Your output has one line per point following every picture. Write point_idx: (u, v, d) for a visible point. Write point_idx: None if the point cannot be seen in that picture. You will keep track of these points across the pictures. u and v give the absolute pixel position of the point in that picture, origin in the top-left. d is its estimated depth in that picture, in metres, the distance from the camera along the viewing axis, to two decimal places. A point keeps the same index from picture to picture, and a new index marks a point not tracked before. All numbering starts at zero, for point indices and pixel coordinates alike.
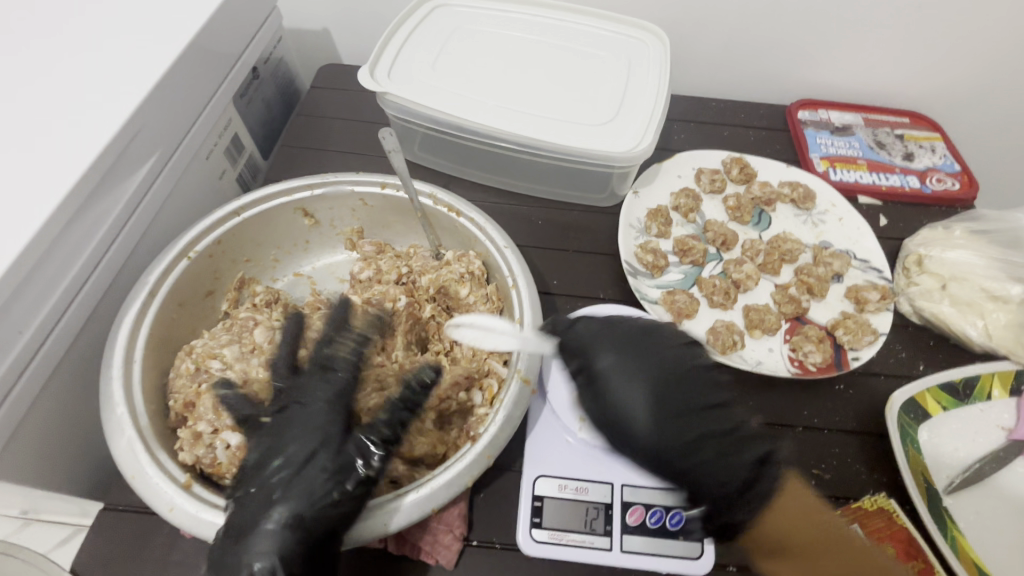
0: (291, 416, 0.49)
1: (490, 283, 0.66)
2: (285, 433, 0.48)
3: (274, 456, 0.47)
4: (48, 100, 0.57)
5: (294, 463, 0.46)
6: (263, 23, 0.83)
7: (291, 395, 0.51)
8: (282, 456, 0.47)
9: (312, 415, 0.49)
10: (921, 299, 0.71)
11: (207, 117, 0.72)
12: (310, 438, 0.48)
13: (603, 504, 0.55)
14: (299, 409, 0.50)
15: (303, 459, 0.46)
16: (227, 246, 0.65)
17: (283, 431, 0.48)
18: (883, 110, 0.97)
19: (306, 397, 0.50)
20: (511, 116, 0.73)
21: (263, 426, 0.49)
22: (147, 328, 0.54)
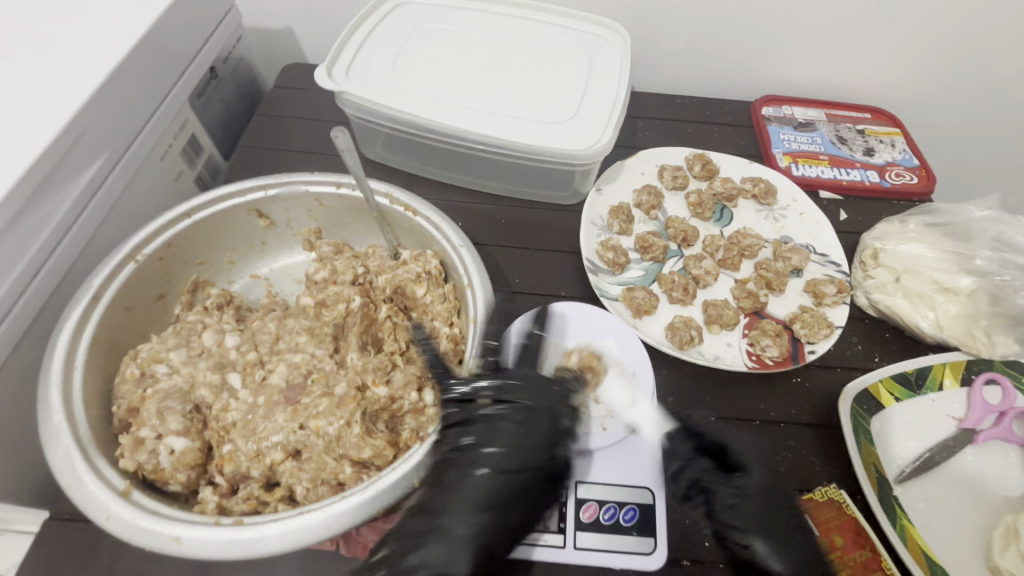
0: (541, 401, 0.54)
1: (447, 283, 0.66)
2: (502, 425, 0.52)
3: (496, 442, 0.51)
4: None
5: (528, 451, 0.51)
6: (220, 21, 0.81)
7: (519, 391, 0.54)
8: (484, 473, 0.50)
9: (540, 414, 0.54)
10: (876, 292, 0.72)
11: (161, 117, 0.71)
12: (538, 433, 0.52)
13: (557, 502, 0.55)
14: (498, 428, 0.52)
15: (546, 449, 0.52)
16: (178, 249, 0.64)
17: (525, 424, 0.53)
18: (845, 106, 0.98)
19: (514, 392, 0.54)
20: (470, 114, 0.73)
21: (485, 421, 0.53)
22: (90, 333, 0.53)
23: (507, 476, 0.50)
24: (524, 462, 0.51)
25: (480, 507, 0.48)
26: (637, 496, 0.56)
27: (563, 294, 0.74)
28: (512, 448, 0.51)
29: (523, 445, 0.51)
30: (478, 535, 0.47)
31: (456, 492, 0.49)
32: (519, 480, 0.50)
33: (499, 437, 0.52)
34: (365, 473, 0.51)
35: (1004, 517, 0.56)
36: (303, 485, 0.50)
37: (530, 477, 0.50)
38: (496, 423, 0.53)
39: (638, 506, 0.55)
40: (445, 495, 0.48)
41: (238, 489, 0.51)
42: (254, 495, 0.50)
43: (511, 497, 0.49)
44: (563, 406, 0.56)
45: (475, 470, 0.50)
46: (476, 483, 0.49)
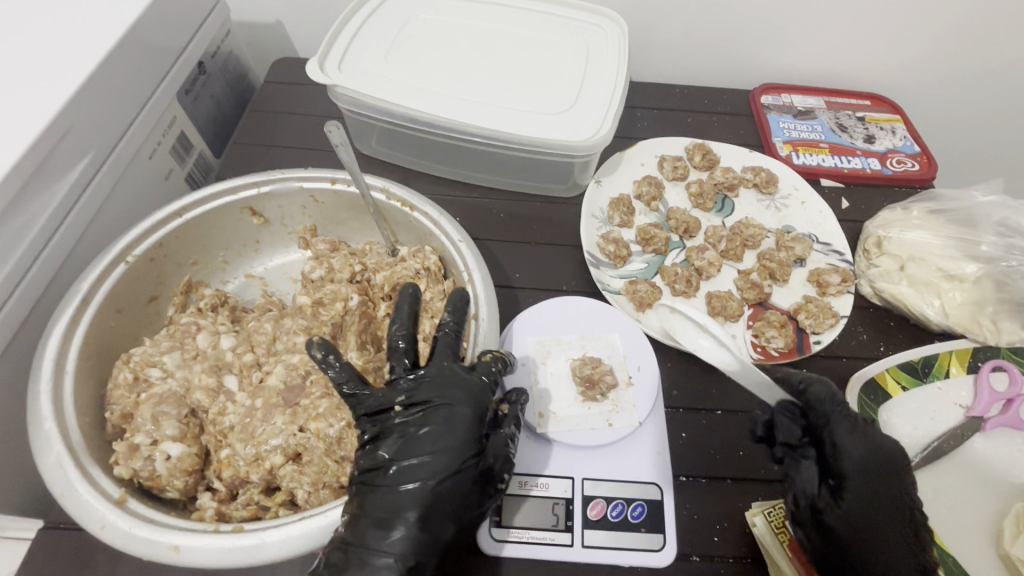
0: (464, 399, 0.48)
1: (447, 279, 0.65)
2: (429, 429, 0.47)
3: (420, 450, 0.46)
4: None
5: (449, 457, 0.46)
6: (207, 15, 0.79)
7: (428, 389, 0.49)
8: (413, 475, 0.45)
9: (457, 413, 0.48)
10: (881, 281, 0.71)
11: (149, 114, 0.69)
12: (455, 437, 0.47)
13: (564, 500, 0.54)
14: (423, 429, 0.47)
15: (455, 455, 0.46)
16: (170, 249, 0.62)
17: (450, 426, 0.47)
18: (844, 93, 0.97)
19: (437, 392, 0.48)
20: (466, 106, 0.72)
21: (411, 425, 0.47)
22: (81, 337, 0.52)
23: (432, 488, 0.45)
24: (445, 470, 0.45)
25: (401, 523, 0.43)
26: (644, 492, 0.55)
27: (565, 289, 0.72)
28: (433, 456, 0.46)
29: (442, 450, 0.46)
30: (409, 554, 0.43)
31: (383, 507, 0.44)
32: (452, 491, 0.45)
33: (426, 442, 0.46)
34: None
35: (1015, 505, 0.56)
36: (303, 489, 0.48)
37: (467, 486, 0.46)
38: (413, 426, 0.47)
39: (646, 502, 0.54)
40: (364, 509, 0.44)
41: (237, 494, 0.49)
42: (254, 500, 0.49)
43: (438, 509, 0.44)
44: (484, 395, 0.49)
45: (400, 481, 0.45)
46: (403, 494, 0.44)
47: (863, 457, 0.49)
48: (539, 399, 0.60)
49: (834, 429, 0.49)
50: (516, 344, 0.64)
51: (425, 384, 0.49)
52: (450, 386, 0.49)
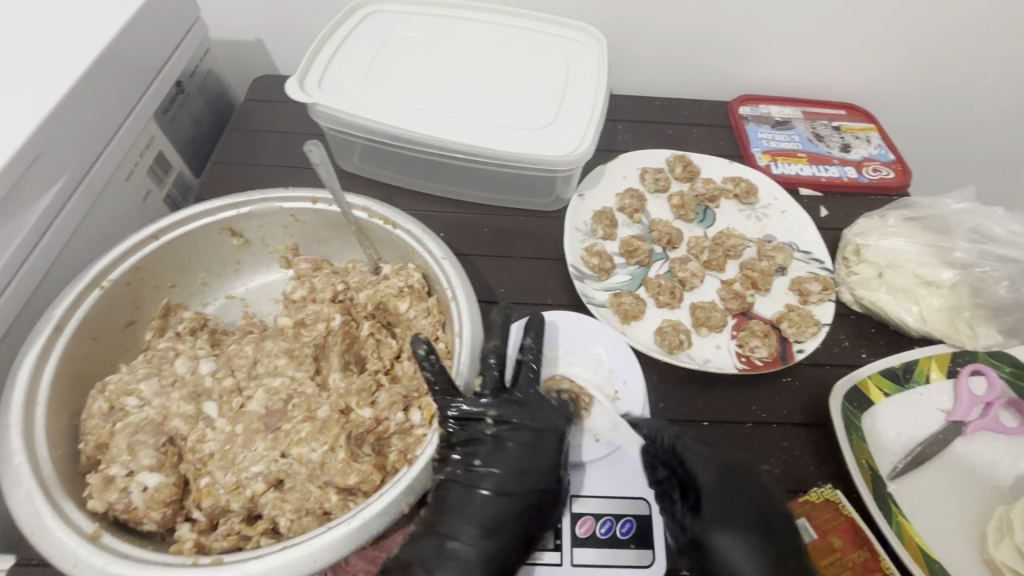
0: (543, 425, 0.54)
1: (431, 296, 0.65)
2: (511, 447, 0.53)
3: (498, 468, 0.52)
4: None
5: (528, 476, 0.52)
6: (186, 34, 0.79)
7: (518, 414, 0.54)
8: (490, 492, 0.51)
9: (544, 439, 0.53)
10: (861, 288, 0.72)
11: (126, 135, 0.68)
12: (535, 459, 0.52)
13: (553, 518, 0.54)
14: (507, 450, 0.53)
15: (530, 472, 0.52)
16: (147, 273, 0.61)
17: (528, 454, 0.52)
18: (820, 103, 0.99)
19: (532, 420, 0.54)
20: (447, 122, 0.72)
21: (493, 441, 0.53)
22: (53, 366, 0.50)
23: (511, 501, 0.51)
24: (525, 492, 0.51)
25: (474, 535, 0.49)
26: (633, 507, 0.54)
27: (550, 302, 0.72)
28: (510, 476, 0.52)
29: (522, 472, 0.52)
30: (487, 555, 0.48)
31: (466, 507, 0.50)
32: (524, 507, 0.50)
33: (522, 465, 0.52)
34: (351, 500, 0.48)
35: (997, 508, 0.56)
36: (286, 517, 0.47)
37: (529, 505, 0.51)
38: (495, 443, 0.53)
39: (635, 517, 0.54)
40: (448, 525, 0.49)
41: (218, 524, 0.48)
42: (235, 530, 0.47)
43: (515, 521, 0.50)
44: (562, 425, 0.55)
45: (476, 488, 0.51)
46: (483, 507, 0.50)
47: (710, 470, 0.54)
48: None
49: (679, 450, 0.55)
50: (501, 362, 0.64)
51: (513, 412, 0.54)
52: (539, 414, 0.55)
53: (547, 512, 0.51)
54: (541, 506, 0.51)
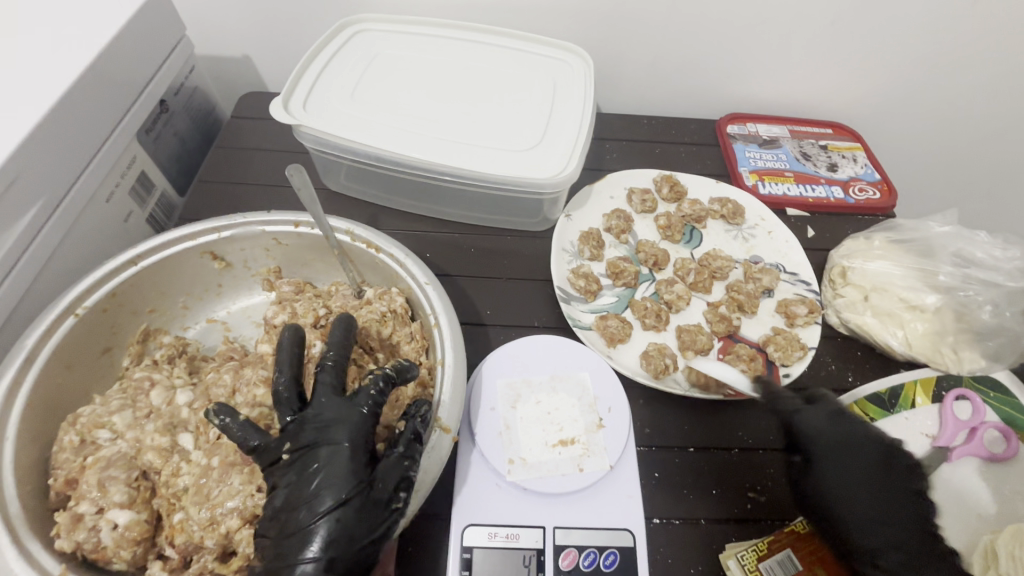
0: (354, 429, 0.48)
1: (415, 320, 0.64)
2: (314, 463, 0.46)
3: (318, 477, 0.45)
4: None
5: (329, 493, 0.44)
6: (171, 52, 0.78)
7: (310, 431, 0.48)
8: (317, 504, 0.44)
9: (338, 448, 0.47)
10: (847, 311, 0.72)
11: (106, 155, 0.67)
12: (354, 465, 0.46)
13: (535, 550, 0.53)
14: (312, 462, 0.46)
15: (350, 477, 0.45)
16: (125, 298, 0.60)
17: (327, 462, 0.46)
18: (807, 122, 0.99)
19: (320, 430, 0.48)
20: (432, 144, 0.71)
21: (318, 454, 0.47)
22: (24, 398, 0.49)
23: (326, 518, 0.43)
24: (338, 498, 0.44)
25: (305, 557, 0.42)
26: (616, 539, 0.54)
27: (536, 325, 0.72)
28: (331, 485, 0.45)
29: (336, 479, 0.45)
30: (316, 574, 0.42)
31: (292, 530, 0.44)
32: (340, 517, 0.44)
33: (312, 484, 0.45)
34: None
35: (983, 538, 0.56)
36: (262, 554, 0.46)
37: (356, 519, 0.44)
38: (315, 456, 0.46)
39: (619, 549, 0.53)
40: (277, 548, 0.43)
41: (191, 561, 0.47)
42: (208, 568, 0.46)
43: (335, 537, 0.43)
44: (346, 429, 0.48)
45: (317, 499, 0.44)
46: (315, 526, 0.43)
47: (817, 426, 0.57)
48: (508, 443, 0.58)
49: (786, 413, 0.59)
50: (485, 387, 0.62)
51: (328, 417, 0.48)
52: (333, 423, 0.48)
53: (380, 515, 0.45)
54: (371, 508, 0.45)
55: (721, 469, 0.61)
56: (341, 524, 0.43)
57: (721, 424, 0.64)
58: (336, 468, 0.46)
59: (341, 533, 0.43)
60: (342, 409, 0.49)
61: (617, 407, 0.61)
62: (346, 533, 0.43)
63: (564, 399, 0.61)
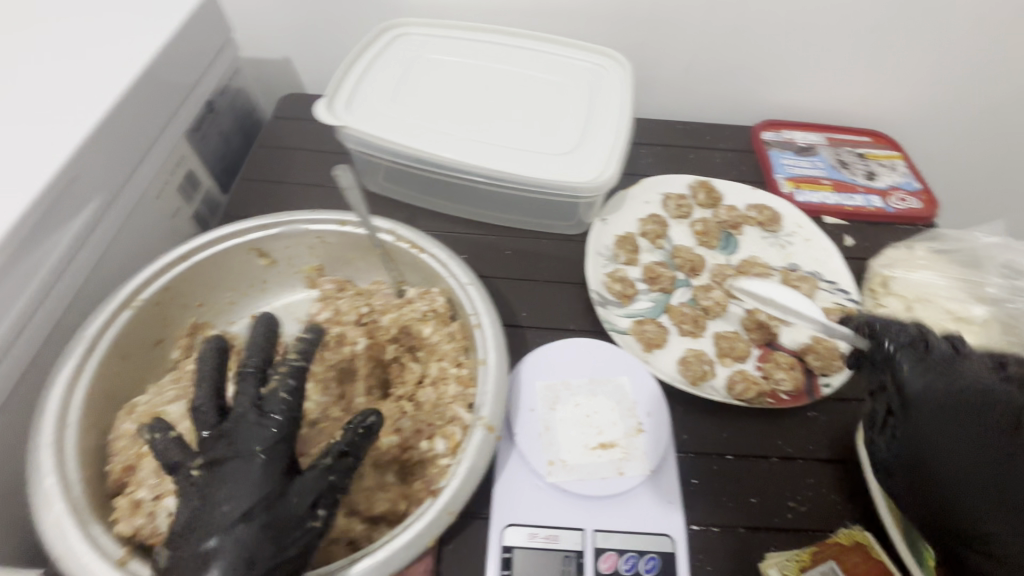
0: (271, 445, 0.46)
1: (455, 321, 0.64)
2: (247, 472, 0.45)
3: (225, 491, 0.44)
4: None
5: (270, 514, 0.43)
6: (217, 54, 0.80)
7: (241, 442, 0.46)
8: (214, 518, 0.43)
9: (249, 462, 0.45)
10: (888, 321, 0.71)
11: (157, 153, 0.70)
12: (269, 479, 0.45)
13: (575, 552, 0.53)
14: (231, 477, 0.45)
15: (263, 489, 0.44)
16: (176, 292, 0.62)
17: (240, 475, 0.45)
18: (844, 130, 0.98)
19: (235, 444, 0.46)
20: (472, 146, 0.72)
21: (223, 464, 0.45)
22: (85, 386, 0.51)
23: (240, 531, 0.42)
24: (247, 513, 0.43)
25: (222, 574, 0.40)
26: (657, 544, 0.53)
27: (572, 328, 0.72)
28: (234, 501, 0.43)
29: (240, 496, 0.43)
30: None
31: (249, 545, 0.42)
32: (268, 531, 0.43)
33: (219, 497, 0.43)
34: (377, 529, 0.50)
35: None
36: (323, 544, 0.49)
37: (268, 534, 0.43)
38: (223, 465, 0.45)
39: (659, 554, 0.53)
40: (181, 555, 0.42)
41: None
42: None
43: (267, 551, 0.42)
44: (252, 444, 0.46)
45: (219, 514, 0.43)
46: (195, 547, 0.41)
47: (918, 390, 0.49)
48: (548, 445, 0.59)
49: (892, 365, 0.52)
50: (524, 388, 0.63)
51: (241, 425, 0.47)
52: (243, 436, 0.46)
53: (289, 536, 0.44)
54: (282, 530, 0.43)
55: (760, 478, 0.60)
56: (251, 543, 0.42)
57: (755, 432, 0.64)
58: (269, 484, 0.45)
59: (246, 552, 0.41)
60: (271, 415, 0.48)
61: (654, 412, 0.61)
62: (238, 552, 0.41)
63: (601, 402, 0.61)
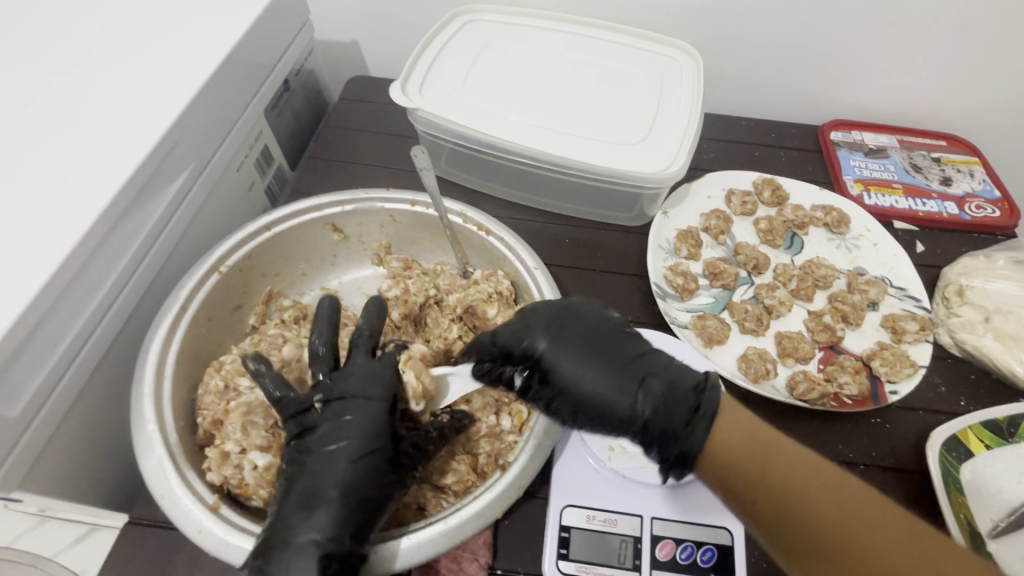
0: (375, 408, 0.50)
1: (517, 304, 0.66)
2: (350, 425, 0.49)
3: (336, 437, 0.48)
4: (76, 111, 0.57)
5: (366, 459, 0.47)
6: (297, 35, 0.83)
7: (349, 385, 0.51)
8: (336, 450, 0.48)
9: (372, 406, 0.50)
10: (963, 331, 0.69)
11: (241, 128, 0.73)
12: (373, 435, 0.49)
13: (632, 537, 0.54)
14: (344, 413, 0.50)
15: (366, 442, 0.48)
16: (257, 261, 0.65)
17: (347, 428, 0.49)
18: (919, 133, 0.94)
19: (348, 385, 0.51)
20: (541, 134, 0.73)
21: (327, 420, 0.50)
22: (178, 342, 0.55)
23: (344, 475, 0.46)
24: (357, 452, 0.47)
25: (325, 505, 0.45)
26: (715, 536, 0.54)
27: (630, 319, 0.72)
28: (348, 441, 0.48)
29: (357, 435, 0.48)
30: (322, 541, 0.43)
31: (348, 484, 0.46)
32: (365, 481, 0.47)
33: (334, 440, 0.48)
34: (443, 498, 0.53)
35: None
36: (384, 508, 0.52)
37: (368, 481, 0.47)
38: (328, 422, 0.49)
39: (716, 546, 0.53)
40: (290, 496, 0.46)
41: None
42: None
43: (366, 501, 0.46)
44: (377, 386, 0.51)
45: (334, 450, 0.48)
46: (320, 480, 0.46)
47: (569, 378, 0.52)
48: None
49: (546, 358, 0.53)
50: None
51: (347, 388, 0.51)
52: (361, 381, 0.52)
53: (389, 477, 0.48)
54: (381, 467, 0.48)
55: None
56: (356, 478, 0.46)
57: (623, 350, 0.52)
58: (372, 423, 0.49)
59: (354, 485, 0.46)
60: (379, 381, 0.52)
61: None
62: (346, 484, 0.46)
63: None
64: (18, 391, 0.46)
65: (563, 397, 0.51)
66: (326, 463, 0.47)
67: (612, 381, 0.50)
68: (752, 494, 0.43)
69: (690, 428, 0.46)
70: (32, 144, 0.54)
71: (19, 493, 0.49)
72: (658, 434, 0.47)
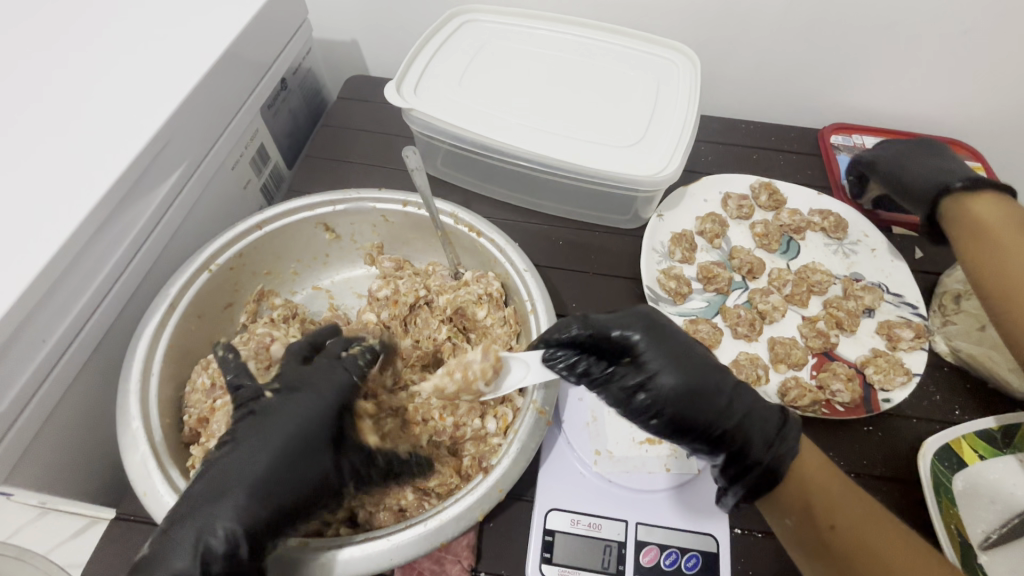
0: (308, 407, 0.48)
1: (507, 306, 0.66)
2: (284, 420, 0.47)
3: (267, 431, 0.47)
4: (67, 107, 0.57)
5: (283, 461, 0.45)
6: (294, 34, 0.83)
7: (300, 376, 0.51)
8: (247, 445, 0.46)
9: (316, 401, 0.49)
10: (959, 339, 0.68)
11: (236, 126, 0.73)
12: (275, 444, 0.46)
13: (616, 542, 0.53)
14: (269, 413, 0.48)
15: (305, 433, 0.47)
16: (248, 259, 0.65)
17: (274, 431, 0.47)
18: (920, 137, 0.93)
19: (295, 376, 0.51)
20: (535, 134, 0.72)
21: (287, 405, 0.48)
22: (166, 339, 0.55)
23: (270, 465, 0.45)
24: (274, 454, 0.46)
25: (230, 498, 0.44)
26: (700, 543, 0.53)
27: None
28: (260, 438, 0.46)
29: (275, 432, 0.47)
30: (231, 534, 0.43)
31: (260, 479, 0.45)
32: (271, 476, 0.45)
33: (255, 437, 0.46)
34: (426, 500, 0.53)
35: None
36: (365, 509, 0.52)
37: (303, 475, 0.46)
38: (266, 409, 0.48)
39: (701, 553, 0.53)
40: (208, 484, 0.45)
41: None
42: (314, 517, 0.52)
43: (283, 497, 0.45)
44: (322, 379, 0.50)
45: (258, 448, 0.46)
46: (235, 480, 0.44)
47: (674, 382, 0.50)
48: (594, 435, 0.60)
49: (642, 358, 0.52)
50: None
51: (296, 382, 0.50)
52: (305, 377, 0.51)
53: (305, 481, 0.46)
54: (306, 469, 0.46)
55: None
56: (271, 474, 0.45)
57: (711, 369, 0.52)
58: (296, 422, 0.47)
59: (267, 481, 0.45)
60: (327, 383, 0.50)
61: None
62: (251, 478, 0.45)
63: None
64: (6, 385, 0.47)
65: (659, 392, 0.50)
66: (237, 458, 0.46)
67: (709, 386, 0.50)
68: (831, 520, 0.47)
69: (782, 436, 0.50)
70: (23, 139, 0.55)
71: (5, 487, 0.49)
72: (746, 439, 0.50)
